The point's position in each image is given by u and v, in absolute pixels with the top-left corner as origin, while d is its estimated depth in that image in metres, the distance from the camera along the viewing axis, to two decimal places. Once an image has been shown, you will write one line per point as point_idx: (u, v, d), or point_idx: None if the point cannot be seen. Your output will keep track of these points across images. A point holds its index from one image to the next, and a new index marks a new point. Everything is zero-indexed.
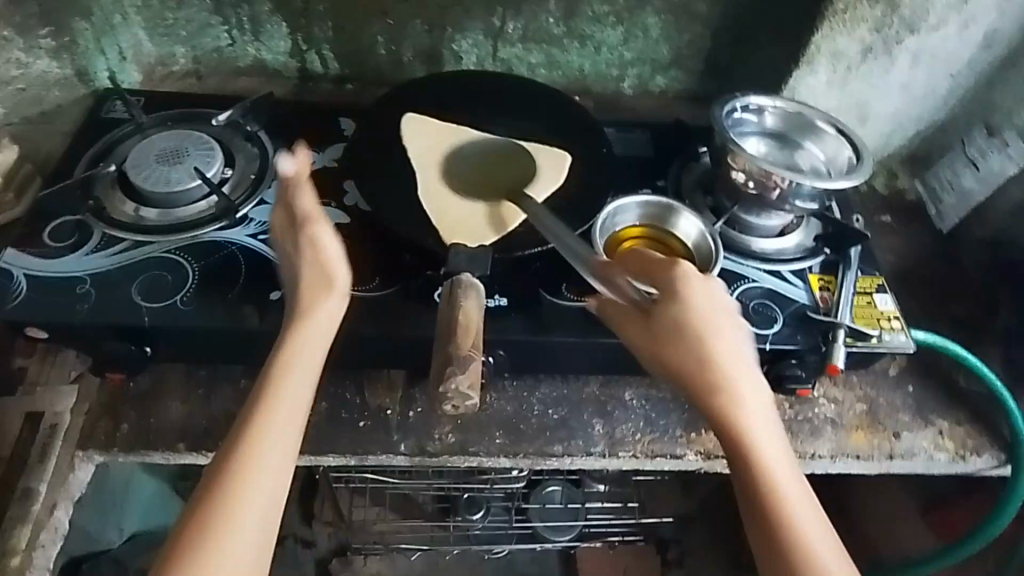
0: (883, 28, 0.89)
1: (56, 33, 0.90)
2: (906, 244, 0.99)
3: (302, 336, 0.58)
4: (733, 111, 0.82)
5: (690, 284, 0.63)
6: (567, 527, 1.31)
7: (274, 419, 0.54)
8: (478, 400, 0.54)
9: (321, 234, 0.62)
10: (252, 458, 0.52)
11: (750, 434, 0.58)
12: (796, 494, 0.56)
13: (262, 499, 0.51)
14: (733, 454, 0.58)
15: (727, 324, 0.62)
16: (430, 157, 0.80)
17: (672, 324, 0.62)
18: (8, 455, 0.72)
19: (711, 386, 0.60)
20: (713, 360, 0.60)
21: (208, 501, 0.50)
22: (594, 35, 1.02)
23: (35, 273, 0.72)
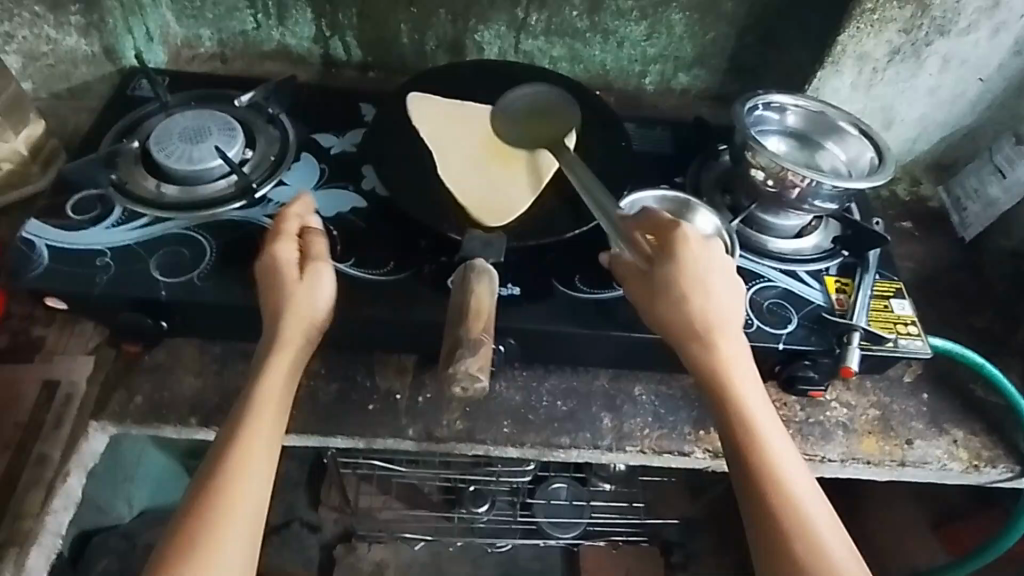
0: (912, 29, 0.88)
1: (86, 10, 0.90)
2: (926, 252, 0.98)
3: (280, 359, 0.62)
4: (754, 108, 0.82)
5: (694, 246, 0.64)
6: (573, 524, 1.30)
7: (251, 443, 0.58)
8: (488, 385, 0.54)
9: (303, 288, 0.64)
10: (231, 481, 0.56)
11: (741, 394, 0.60)
12: (786, 456, 0.58)
13: (243, 519, 0.55)
14: (724, 413, 0.60)
15: (721, 285, 0.64)
16: (443, 136, 0.79)
17: (670, 285, 0.63)
18: (21, 422, 0.72)
19: (705, 345, 0.62)
20: (709, 321, 0.62)
21: (194, 519, 0.54)
22: (617, 30, 1.01)
23: (57, 244, 0.74)
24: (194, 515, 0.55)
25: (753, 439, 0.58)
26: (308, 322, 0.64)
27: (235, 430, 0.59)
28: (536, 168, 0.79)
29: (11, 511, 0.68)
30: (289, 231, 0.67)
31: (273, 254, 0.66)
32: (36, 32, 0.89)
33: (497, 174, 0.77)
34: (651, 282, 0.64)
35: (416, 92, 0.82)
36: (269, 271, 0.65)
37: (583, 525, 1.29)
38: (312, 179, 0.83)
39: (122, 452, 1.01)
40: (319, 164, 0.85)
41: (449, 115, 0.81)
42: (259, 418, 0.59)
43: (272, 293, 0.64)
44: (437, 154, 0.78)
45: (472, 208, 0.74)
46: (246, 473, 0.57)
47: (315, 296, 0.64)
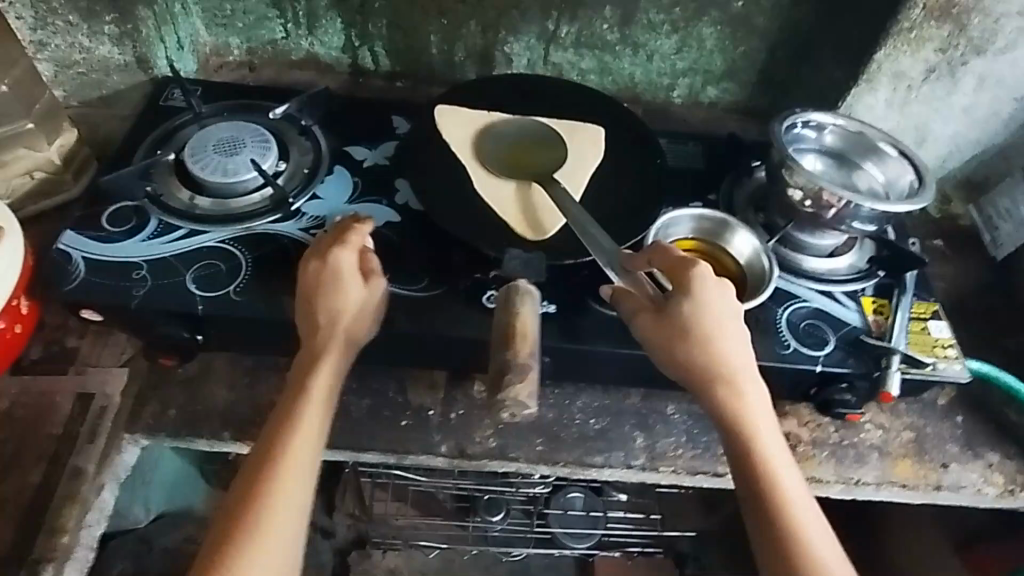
0: (948, 49, 0.87)
1: (120, 20, 0.88)
2: (958, 272, 0.97)
3: (325, 364, 0.64)
4: (793, 126, 0.81)
5: (708, 287, 0.62)
6: (586, 535, 1.27)
7: (299, 446, 0.61)
8: (535, 411, 0.53)
9: (357, 292, 0.67)
10: (278, 486, 0.59)
11: (760, 444, 0.59)
12: (805, 511, 0.57)
13: (289, 522, 0.58)
14: (742, 465, 0.59)
15: (736, 330, 0.62)
16: (470, 146, 0.78)
17: (685, 332, 0.61)
18: (57, 434, 0.73)
19: (722, 395, 0.60)
20: (726, 370, 0.61)
21: (243, 520, 0.57)
22: (648, 43, 1.01)
23: (93, 255, 0.73)
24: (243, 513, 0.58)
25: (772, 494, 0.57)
26: (352, 331, 0.66)
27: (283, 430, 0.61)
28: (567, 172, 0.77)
29: (47, 525, 0.69)
30: (354, 240, 0.69)
31: (335, 257, 0.68)
32: (70, 41, 0.89)
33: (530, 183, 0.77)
34: (666, 328, 0.62)
35: (441, 105, 0.81)
36: (330, 274, 0.66)
37: (596, 537, 1.25)
38: (346, 191, 0.83)
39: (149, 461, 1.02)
40: (352, 177, 0.84)
41: (473, 123, 0.80)
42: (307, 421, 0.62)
43: (331, 295, 0.66)
44: (467, 164, 0.76)
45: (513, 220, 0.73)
46: (291, 480, 0.59)
47: (363, 304, 0.67)
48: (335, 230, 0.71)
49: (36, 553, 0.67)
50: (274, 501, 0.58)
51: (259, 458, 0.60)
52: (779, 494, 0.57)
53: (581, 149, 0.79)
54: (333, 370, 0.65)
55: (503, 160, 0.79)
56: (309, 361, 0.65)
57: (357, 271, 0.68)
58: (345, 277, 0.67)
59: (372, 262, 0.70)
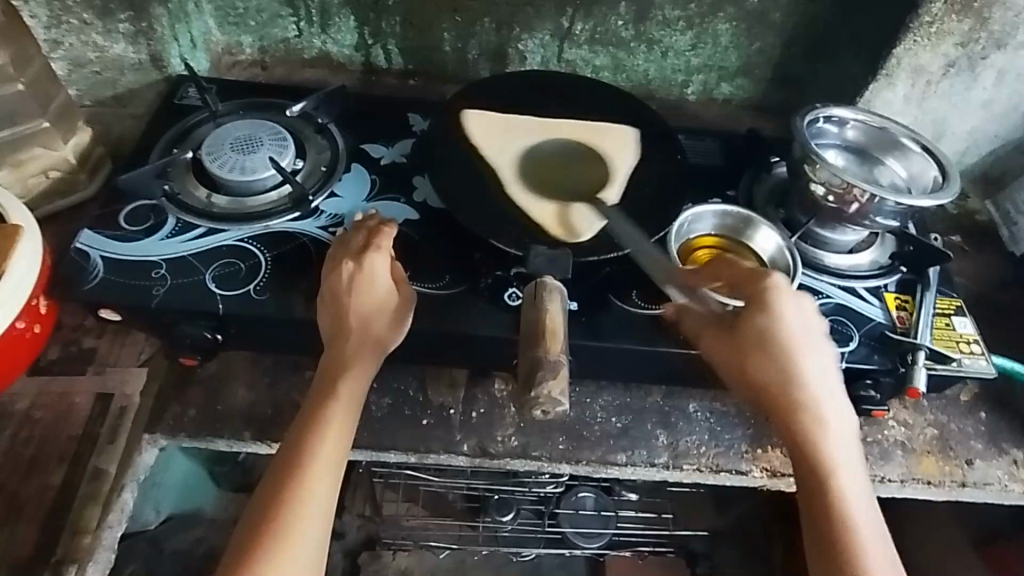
0: (969, 43, 0.86)
1: (135, 18, 0.87)
2: (977, 268, 0.96)
3: (354, 370, 0.64)
4: (815, 121, 0.80)
5: (785, 306, 0.65)
6: (597, 534, 1.24)
7: (323, 450, 0.61)
8: (568, 407, 0.53)
9: (388, 299, 0.68)
10: (303, 488, 0.59)
11: (831, 460, 0.61)
12: (866, 519, 0.58)
13: (314, 526, 0.58)
14: (809, 476, 0.61)
15: (816, 350, 0.65)
16: (503, 148, 0.79)
17: (757, 347, 0.64)
18: (77, 435, 0.72)
19: (795, 410, 0.63)
20: (803, 386, 0.63)
21: (269, 523, 0.57)
22: (663, 39, 1.00)
23: (111, 255, 0.73)
24: (266, 518, 0.57)
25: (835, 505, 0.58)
26: (377, 333, 0.66)
27: (308, 434, 0.62)
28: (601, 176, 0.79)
29: (69, 526, 0.68)
30: (387, 245, 0.70)
31: (370, 264, 0.68)
32: (83, 39, 0.88)
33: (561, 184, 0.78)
34: (737, 341, 0.65)
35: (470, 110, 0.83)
36: (359, 278, 0.67)
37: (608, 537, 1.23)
38: (364, 190, 0.82)
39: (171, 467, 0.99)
40: (370, 175, 0.84)
41: (506, 127, 0.81)
42: (332, 426, 0.62)
43: (361, 295, 0.67)
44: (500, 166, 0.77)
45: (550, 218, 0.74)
46: (315, 482, 0.59)
47: (388, 310, 0.68)
48: (361, 234, 0.72)
49: (58, 554, 0.67)
50: (298, 505, 0.58)
51: (283, 462, 0.60)
52: (842, 506, 0.59)
53: (608, 149, 0.81)
54: (361, 375, 0.65)
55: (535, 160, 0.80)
56: (336, 368, 0.65)
57: (388, 276, 0.69)
58: (380, 283, 0.68)
59: (398, 271, 0.71)
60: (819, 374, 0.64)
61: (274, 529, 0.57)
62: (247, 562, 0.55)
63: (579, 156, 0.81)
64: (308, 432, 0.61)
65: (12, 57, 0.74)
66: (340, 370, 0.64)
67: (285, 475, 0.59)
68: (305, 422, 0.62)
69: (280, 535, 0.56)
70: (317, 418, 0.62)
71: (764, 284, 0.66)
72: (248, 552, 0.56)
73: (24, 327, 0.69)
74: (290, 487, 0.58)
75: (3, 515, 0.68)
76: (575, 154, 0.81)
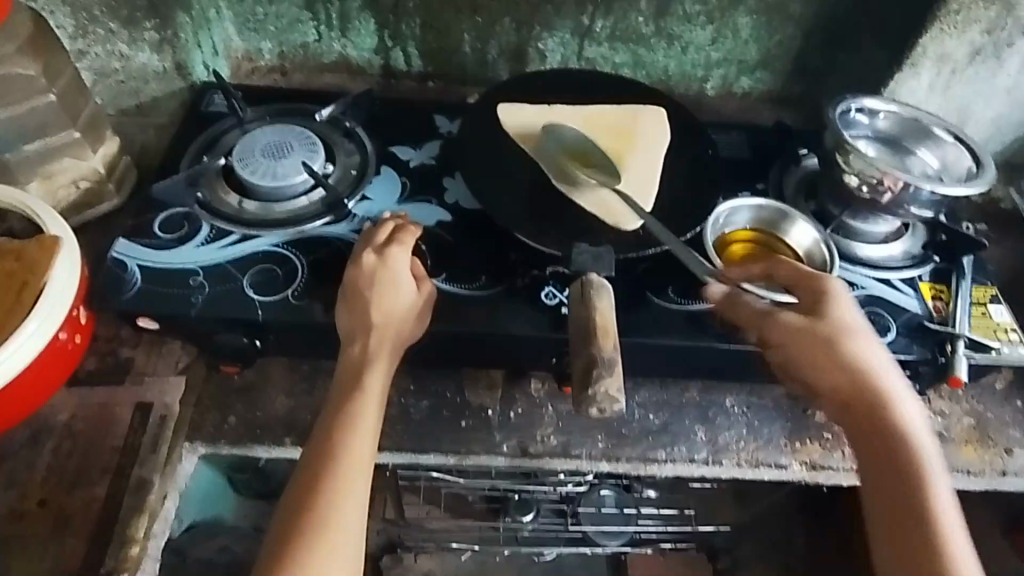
0: (994, 30, 0.86)
1: (160, 26, 0.86)
2: (1007, 255, 0.96)
3: (378, 367, 0.64)
4: (848, 111, 0.81)
5: (840, 299, 0.66)
6: (618, 532, 1.20)
7: (353, 448, 0.60)
8: (625, 404, 0.53)
9: (410, 295, 0.68)
10: (340, 486, 0.59)
11: (907, 453, 0.61)
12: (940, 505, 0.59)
13: (354, 525, 0.58)
14: (883, 472, 0.61)
15: (874, 342, 0.65)
16: (540, 142, 0.78)
17: (826, 348, 0.64)
18: (119, 446, 0.72)
19: (863, 408, 0.63)
20: (869, 379, 0.64)
21: (304, 522, 0.57)
22: (683, 34, 0.99)
23: (147, 265, 0.73)
24: (302, 517, 0.57)
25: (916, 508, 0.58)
26: (402, 327, 0.67)
27: (336, 431, 0.61)
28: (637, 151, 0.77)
29: (115, 538, 0.68)
30: (408, 240, 0.70)
31: (391, 257, 0.68)
32: (108, 49, 0.87)
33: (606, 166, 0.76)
34: (804, 341, 0.64)
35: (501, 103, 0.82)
36: (382, 271, 0.67)
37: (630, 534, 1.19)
38: (395, 192, 0.82)
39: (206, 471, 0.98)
40: (400, 177, 0.84)
41: (538, 118, 0.80)
42: (364, 423, 0.62)
43: (383, 289, 0.67)
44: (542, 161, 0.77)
45: (604, 207, 0.73)
46: (352, 480, 0.59)
47: (408, 303, 0.67)
48: (387, 227, 0.72)
49: (106, 566, 0.67)
50: (333, 504, 0.58)
51: (313, 461, 0.60)
52: (922, 503, 0.59)
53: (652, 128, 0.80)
54: (386, 370, 0.65)
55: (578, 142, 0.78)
56: (359, 364, 0.65)
57: (409, 269, 0.69)
58: (400, 279, 0.68)
59: (417, 266, 0.71)
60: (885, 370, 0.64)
61: (308, 529, 0.56)
62: (286, 560, 0.55)
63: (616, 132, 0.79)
64: (337, 428, 0.61)
65: (44, 68, 0.74)
66: (366, 366, 0.64)
67: (317, 472, 0.59)
68: (334, 418, 0.62)
69: (317, 533, 0.56)
70: (344, 414, 0.62)
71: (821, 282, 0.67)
72: (285, 551, 0.56)
73: (66, 338, 0.69)
74: (321, 486, 0.58)
75: (52, 528, 0.68)
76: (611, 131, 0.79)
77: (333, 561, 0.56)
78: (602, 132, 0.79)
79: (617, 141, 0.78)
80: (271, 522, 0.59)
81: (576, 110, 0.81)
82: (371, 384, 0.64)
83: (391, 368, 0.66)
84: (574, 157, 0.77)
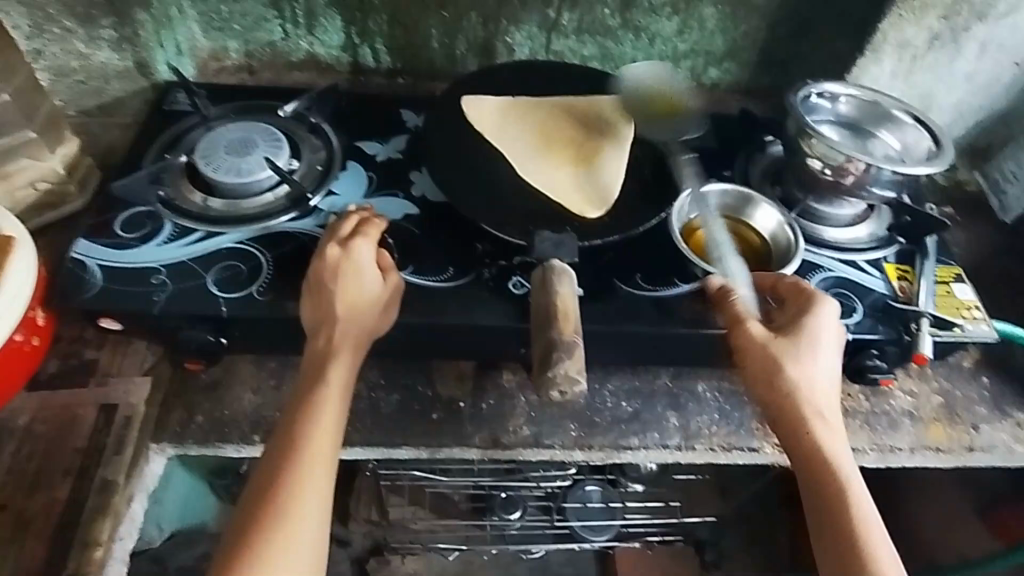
0: (952, 15, 0.87)
1: (119, 24, 0.85)
2: (973, 237, 0.97)
3: (338, 363, 0.64)
4: (809, 97, 0.82)
5: (809, 323, 0.65)
6: (605, 527, 1.20)
7: (314, 444, 0.60)
8: (586, 385, 0.54)
9: (376, 295, 0.67)
10: (301, 479, 0.58)
11: (841, 476, 0.59)
12: (872, 526, 0.57)
13: (312, 521, 0.57)
14: (816, 492, 0.59)
15: (824, 363, 0.64)
16: (502, 131, 0.79)
17: (780, 364, 0.62)
18: (83, 448, 0.71)
19: (808, 430, 0.61)
20: (810, 401, 0.62)
21: (263, 516, 0.56)
22: (649, 26, 0.99)
23: (109, 264, 0.72)
24: (262, 509, 0.56)
25: (846, 521, 0.57)
26: (366, 320, 0.66)
27: (297, 426, 0.60)
28: (600, 141, 0.80)
29: (78, 540, 0.67)
30: (374, 232, 0.70)
31: (355, 250, 0.68)
32: (66, 48, 0.86)
33: (583, 155, 0.78)
34: (764, 356, 0.63)
35: (467, 95, 0.83)
36: (345, 264, 0.67)
37: (616, 528, 1.19)
38: (362, 186, 0.82)
39: (180, 473, 0.95)
40: (367, 172, 0.84)
41: (500, 108, 0.82)
42: (325, 419, 0.61)
43: (348, 281, 0.66)
44: (507, 150, 0.77)
45: (571, 196, 0.74)
46: (312, 473, 0.59)
47: (372, 298, 0.67)
48: (351, 220, 0.71)
49: (69, 569, 0.66)
50: (293, 498, 0.57)
51: (275, 455, 0.59)
52: (855, 523, 0.57)
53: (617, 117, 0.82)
54: (348, 366, 0.64)
55: (565, 129, 0.81)
56: (323, 356, 0.64)
57: (374, 261, 0.69)
58: (369, 276, 0.67)
59: (388, 260, 0.71)
60: (825, 392, 0.63)
61: (268, 522, 0.56)
62: (243, 554, 0.54)
63: (578, 124, 0.81)
64: (296, 424, 0.61)
65: None
66: (328, 366, 0.63)
67: (277, 467, 0.58)
68: (295, 412, 0.61)
69: (277, 527, 0.56)
70: (305, 412, 0.61)
71: (800, 308, 0.66)
72: (242, 546, 0.55)
73: (23, 339, 0.68)
74: (280, 481, 0.57)
75: (12, 532, 0.67)
76: (573, 122, 0.81)
77: (291, 556, 0.55)
78: (564, 122, 0.81)
79: (578, 132, 0.80)
80: (232, 515, 0.58)
81: (537, 103, 0.83)
82: (331, 388, 0.62)
83: (357, 361, 0.66)
84: (538, 146, 0.78)
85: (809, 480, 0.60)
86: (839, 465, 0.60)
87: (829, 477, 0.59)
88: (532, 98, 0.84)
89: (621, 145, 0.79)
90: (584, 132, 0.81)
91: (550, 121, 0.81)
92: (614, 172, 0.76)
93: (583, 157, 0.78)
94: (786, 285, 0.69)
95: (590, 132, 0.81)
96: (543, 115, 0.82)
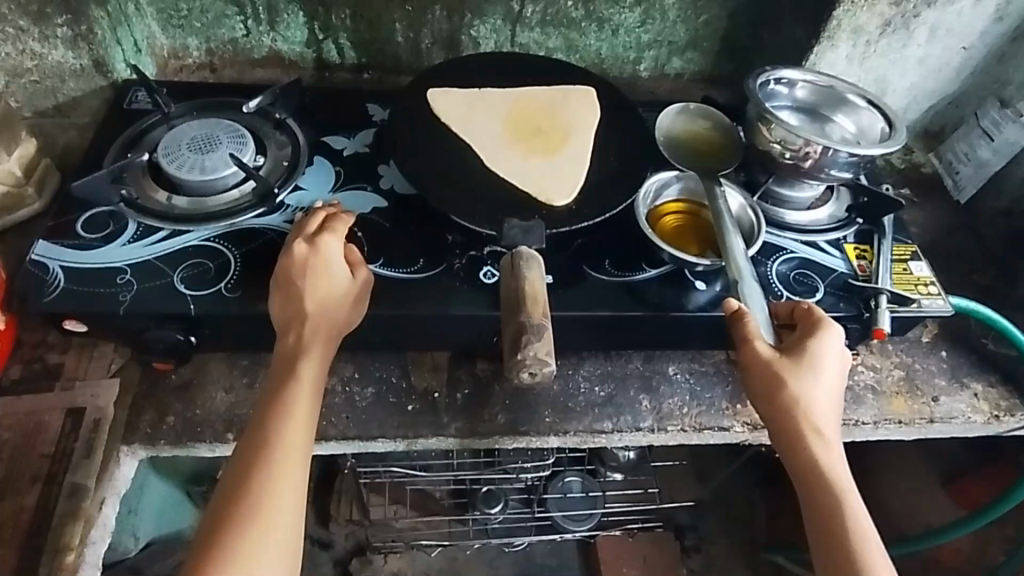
0: (901, 2, 0.89)
1: (73, 22, 0.83)
2: (929, 217, 1.00)
3: (309, 363, 0.63)
4: (766, 84, 0.85)
5: (815, 345, 0.66)
6: (586, 516, 1.20)
7: (289, 446, 0.59)
8: (555, 366, 0.56)
9: (348, 296, 0.67)
10: (275, 482, 0.58)
11: (840, 493, 0.60)
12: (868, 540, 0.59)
13: (287, 523, 0.57)
14: (814, 506, 0.61)
15: (826, 382, 0.64)
16: (468, 124, 0.80)
17: (782, 383, 0.63)
18: (50, 454, 0.70)
19: (806, 446, 0.62)
20: (810, 419, 0.63)
21: (236, 517, 0.56)
22: (613, 17, 1.00)
23: (72, 265, 0.70)
24: (234, 510, 0.56)
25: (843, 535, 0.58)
26: (335, 317, 0.66)
27: (270, 428, 0.60)
28: (565, 130, 0.81)
29: (49, 545, 0.66)
30: (341, 227, 0.70)
31: (323, 245, 0.68)
32: (20, 48, 0.83)
33: (548, 144, 0.79)
34: (766, 375, 0.63)
35: (433, 89, 0.83)
36: (314, 261, 0.67)
37: (598, 517, 1.19)
38: (329, 180, 0.82)
39: (150, 478, 0.93)
40: (334, 167, 0.83)
41: (465, 101, 0.82)
42: (298, 421, 0.61)
43: (317, 278, 0.66)
44: (473, 142, 0.78)
45: (537, 184, 0.75)
46: (287, 476, 0.58)
47: (342, 296, 0.67)
48: (318, 216, 0.71)
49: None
50: (268, 500, 0.57)
51: (246, 455, 0.59)
52: (853, 538, 0.58)
53: (581, 106, 0.84)
54: (318, 363, 0.64)
55: (531, 118, 0.81)
56: (293, 352, 0.64)
57: (342, 256, 0.69)
58: (343, 280, 0.67)
59: (361, 259, 0.71)
60: (827, 410, 0.64)
61: (241, 523, 0.56)
62: (217, 556, 0.54)
63: (544, 114, 0.82)
64: (269, 425, 0.60)
65: None
66: (301, 369, 0.63)
67: (250, 470, 0.58)
68: (266, 416, 0.61)
69: (251, 530, 0.55)
70: (278, 415, 0.60)
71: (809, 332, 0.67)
72: (216, 550, 0.55)
73: None
74: (254, 483, 0.57)
75: None
76: (538, 112, 0.82)
77: (268, 559, 0.55)
78: (529, 112, 0.82)
79: (542, 122, 0.81)
80: (205, 513, 0.58)
81: (501, 94, 0.83)
82: (306, 393, 0.62)
83: (327, 357, 0.65)
84: (504, 137, 0.79)
85: (807, 495, 0.61)
86: (837, 481, 0.61)
87: (828, 492, 0.60)
88: (497, 90, 0.84)
89: (586, 134, 0.80)
90: (549, 122, 0.81)
91: (516, 112, 0.82)
92: (579, 161, 0.77)
93: (549, 146, 0.79)
94: (801, 312, 0.70)
95: (555, 122, 0.81)
96: (508, 107, 0.82)
